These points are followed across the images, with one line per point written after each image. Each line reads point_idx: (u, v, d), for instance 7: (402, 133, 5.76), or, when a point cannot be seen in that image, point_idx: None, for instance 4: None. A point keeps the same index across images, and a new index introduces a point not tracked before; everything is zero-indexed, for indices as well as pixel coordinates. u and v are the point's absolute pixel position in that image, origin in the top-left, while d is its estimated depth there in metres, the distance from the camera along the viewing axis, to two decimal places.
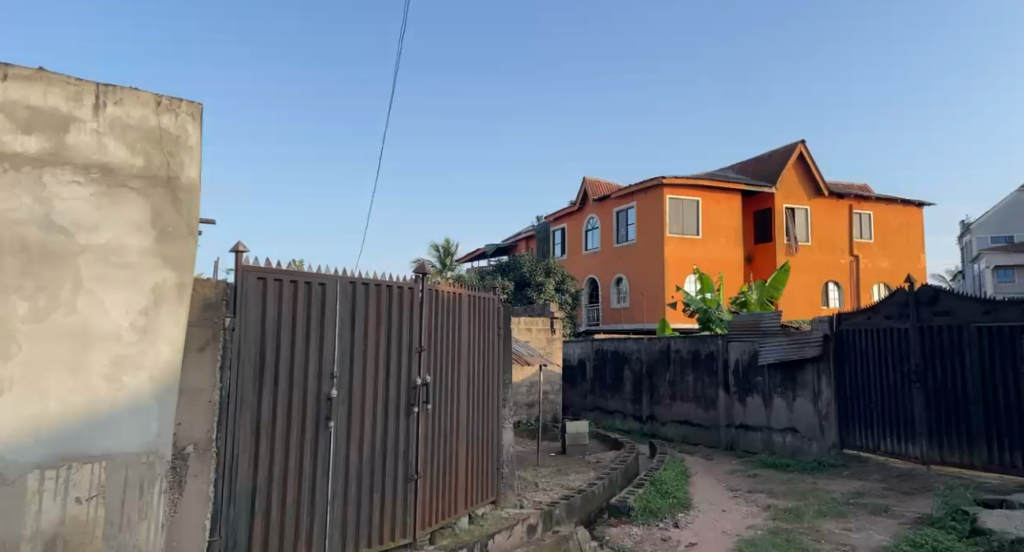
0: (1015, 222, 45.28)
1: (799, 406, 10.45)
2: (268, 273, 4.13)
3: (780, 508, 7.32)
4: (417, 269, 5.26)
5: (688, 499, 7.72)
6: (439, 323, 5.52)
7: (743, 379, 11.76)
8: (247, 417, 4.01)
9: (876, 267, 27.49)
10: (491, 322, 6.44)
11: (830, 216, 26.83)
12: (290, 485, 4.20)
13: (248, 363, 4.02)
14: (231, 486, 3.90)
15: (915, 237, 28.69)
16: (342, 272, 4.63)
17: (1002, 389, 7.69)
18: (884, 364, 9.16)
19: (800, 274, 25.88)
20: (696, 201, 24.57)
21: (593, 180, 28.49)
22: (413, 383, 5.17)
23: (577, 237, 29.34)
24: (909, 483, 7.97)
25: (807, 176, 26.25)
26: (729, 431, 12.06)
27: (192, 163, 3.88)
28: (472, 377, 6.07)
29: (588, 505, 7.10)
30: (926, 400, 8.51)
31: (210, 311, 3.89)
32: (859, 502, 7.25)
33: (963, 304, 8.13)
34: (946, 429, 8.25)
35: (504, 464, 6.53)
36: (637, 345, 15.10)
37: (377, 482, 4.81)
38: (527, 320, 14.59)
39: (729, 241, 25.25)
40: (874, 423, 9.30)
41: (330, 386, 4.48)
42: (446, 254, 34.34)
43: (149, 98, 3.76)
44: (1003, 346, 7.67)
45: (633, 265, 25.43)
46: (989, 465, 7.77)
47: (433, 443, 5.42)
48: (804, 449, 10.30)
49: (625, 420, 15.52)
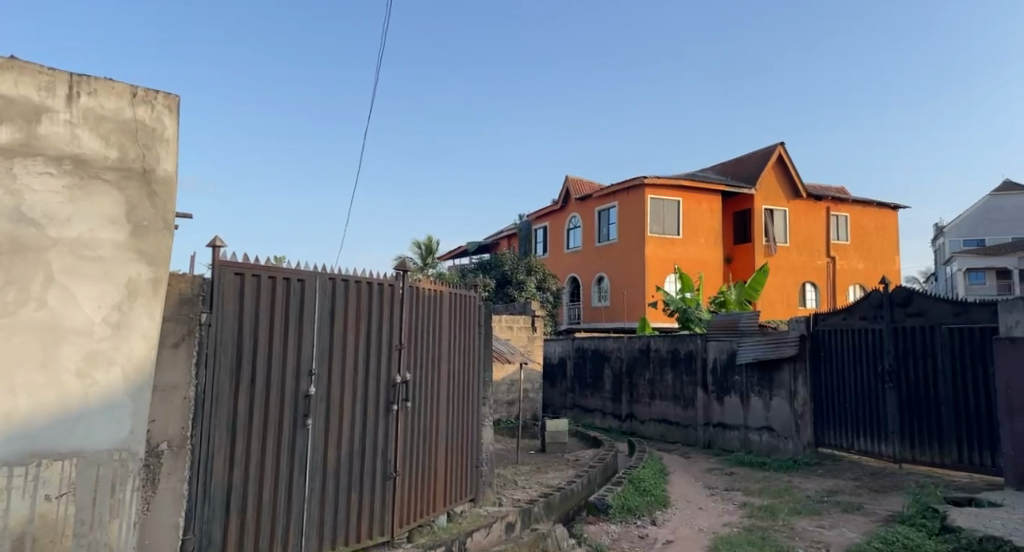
0: (987, 226, 46.23)
1: (775, 406, 10.57)
2: (246, 269, 4.08)
3: (756, 505, 7.41)
4: (398, 266, 5.23)
5: (666, 497, 7.77)
6: (419, 320, 5.50)
7: (721, 378, 11.87)
8: (224, 414, 3.96)
9: (852, 268, 27.91)
10: (472, 320, 6.44)
11: (808, 218, 27.19)
12: (266, 483, 4.17)
13: (225, 361, 3.98)
14: (206, 484, 3.86)
15: (890, 239, 29.19)
16: (322, 268, 4.59)
17: (972, 389, 7.83)
18: (859, 365, 9.31)
19: (778, 275, 26.19)
20: (676, 202, 24.75)
21: (576, 179, 28.56)
22: (392, 381, 5.15)
23: (558, 235, 29.41)
24: (881, 481, 8.10)
25: (786, 178, 26.57)
26: (707, 430, 12.17)
27: (168, 156, 3.83)
28: (452, 376, 6.05)
29: (566, 503, 7.13)
30: (899, 400, 8.66)
31: (186, 306, 3.84)
32: (832, 500, 7.35)
33: (935, 305, 8.28)
34: (918, 429, 8.40)
35: (483, 463, 6.53)
36: (618, 344, 15.19)
37: (355, 479, 4.78)
38: (508, 319, 14.59)
39: (708, 242, 25.47)
40: (848, 423, 9.45)
41: (308, 384, 4.44)
42: (427, 252, 34.25)
43: (124, 89, 3.70)
44: (974, 347, 7.82)
45: (614, 264, 25.56)
46: (959, 464, 7.92)
47: (412, 440, 5.39)
48: (780, 447, 10.43)
49: (604, 418, 15.60)
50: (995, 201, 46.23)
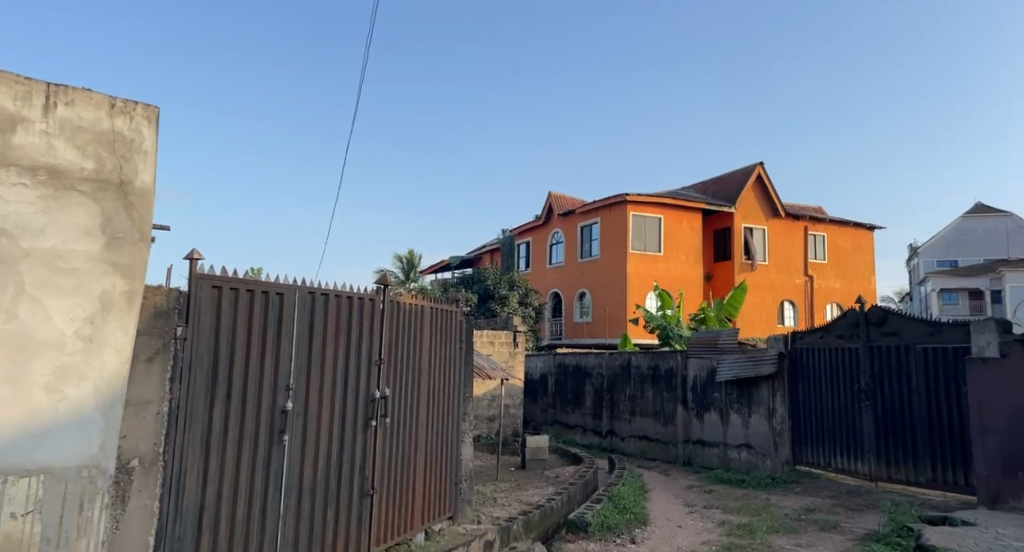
0: (959, 248, 47.17)
1: (754, 423, 10.63)
2: (223, 282, 4.04)
3: (734, 523, 7.42)
4: (379, 280, 5.21)
5: (645, 515, 7.76)
6: (399, 335, 5.46)
7: (700, 395, 11.93)
8: (198, 430, 3.89)
9: (829, 287, 28.31)
10: (453, 335, 6.42)
11: (786, 237, 27.57)
12: (240, 500, 4.09)
13: (200, 376, 3.91)
14: (178, 501, 3.78)
15: (866, 259, 29.70)
16: (301, 281, 4.55)
17: (946, 408, 7.94)
18: (835, 383, 9.41)
19: (757, 293, 26.46)
20: (658, 219, 24.96)
21: (559, 194, 28.69)
22: (371, 397, 5.10)
23: (540, 251, 29.51)
24: (857, 499, 8.17)
25: (765, 197, 26.95)
26: (687, 446, 12.20)
27: (146, 168, 3.79)
28: (432, 391, 6.01)
29: (545, 521, 7.07)
30: (875, 418, 8.75)
31: (160, 319, 3.77)
32: (809, 518, 7.38)
33: (909, 325, 8.41)
34: (893, 448, 8.49)
35: (462, 479, 6.48)
36: (599, 361, 15.22)
37: (331, 497, 4.71)
38: (489, 334, 14.55)
39: (689, 259, 25.69)
40: (825, 441, 9.53)
41: (285, 399, 4.39)
42: (410, 266, 34.14)
43: (102, 100, 3.67)
44: (948, 368, 7.94)
45: (595, 280, 25.67)
46: (933, 482, 8.01)
47: (390, 457, 5.33)
48: (759, 465, 10.46)
49: (585, 434, 15.58)
50: (966, 223, 47.26)
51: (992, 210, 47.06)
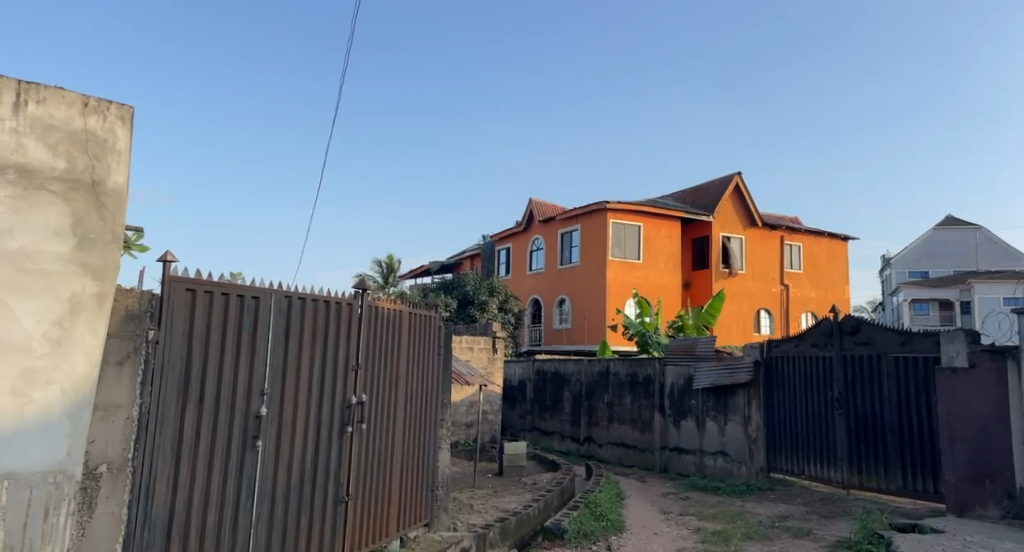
0: (930, 259, 48.15)
1: (729, 430, 10.72)
2: (198, 285, 3.99)
3: (709, 530, 7.47)
4: (357, 285, 5.18)
5: (621, 522, 7.77)
6: (377, 340, 5.43)
7: (677, 403, 12.00)
8: (168, 435, 3.83)
9: (804, 296, 28.70)
10: (431, 340, 6.39)
11: (763, 246, 27.91)
12: (211, 507, 4.02)
13: (172, 380, 3.85)
14: (146, 508, 3.71)
15: (840, 269, 30.18)
16: (278, 285, 4.51)
17: (916, 417, 8.07)
18: (809, 391, 9.54)
19: (734, 301, 26.73)
20: (637, 227, 25.13)
21: (539, 201, 28.77)
22: (348, 402, 5.05)
23: (521, 257, 29.56)
24: (830, 507, 8.26)
25: (742, 206, 27.27)
26: (663, 453, 12.27)
27: (120, 168, 3.73)
28: (409, 397, 5.97)
29: (521, 528, 7.04)
30: (847, 427, 8.88)
31: (132, 322, 3.70)
32: (783, 526, 7.45)
33: (882, 334, 8.55)
34: (865, 456, 8.61)
35: (439, 486, 6.44)
36: (577, 367, 15.25)
37: (305, 503, 4.64)
38: (468, 340, 14.52)
39: (667, 267, 25.89)
40: (799, 448, 9.64)
41: (259, 404, 4.33)
42: (389, 271, 34.02)
43: (75, 98, 3.60)
44: (918, 377, 8.08)
45: (575, 287, 25.74)
46: (903, 490, 8.14)
47: (366, 464, 5.28)
48: (734, 472, 10.55)
49: (563, 441, 15.59)
50: (937, 235, 48.34)
51: (962, 222, 48.21)
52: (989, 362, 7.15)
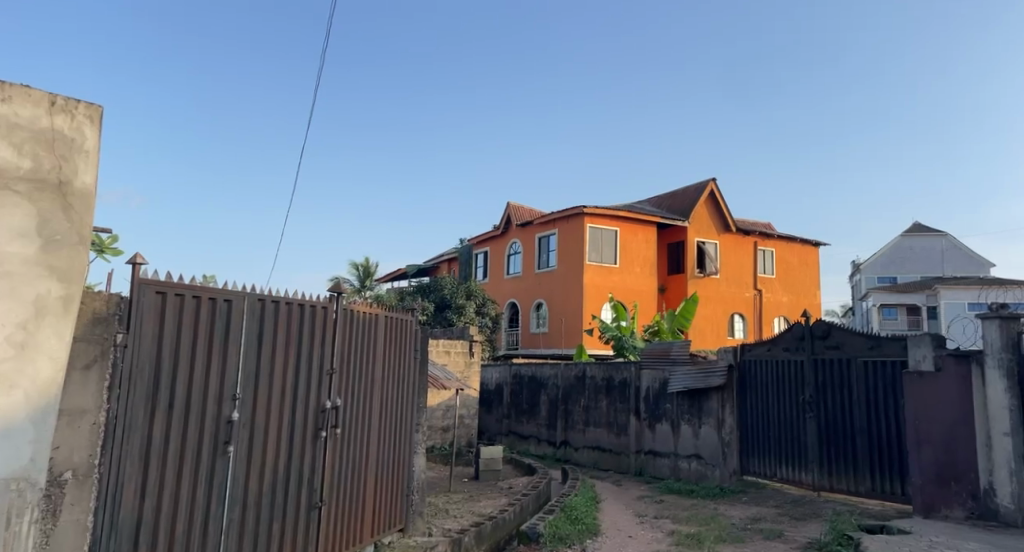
0: (899, 265, 49.10)
1: (704, 433, 10.81)
2: (168, 288, 3.92)
3: (683, 533, 7.53)
4: (333, 288, 5.14)
5: (596, 525, 7.81)
6: (353, 344, 5.39)
7: (653, 406, 12.09)
8: (136, 441, 3.75)
9: (777, 300, 29.14)
10: (408, 344, 6.36)
11: (736, 251, 28.27)
12: (180, 515, 3.94)
13: (141, 385, 3.78)
14: (114, 514, 3.63)
15: (812, 274, 30.69)
16: (251, 288, 4.46)
17: (884, 421, 8.22)
18: (781, 394, 9.67)
19: (708, 306, 27.01)
20: (614, 231, 25.31)
21: (517, 205, 28.82)
22: (322, 407, 5.00)
23: (498, 261, 29.56)
24: (800, 509, 8.38)
25: (717, 212, 27.61)
26: (639, 457, 12.35)
27: (88, 168, 3.65)
28: (385, 401, 5.93)
29: (497, 531, 7.04)
30: (818, 430, 9.02)
31: (100, 325, 3.63)
32: (755, 528, 7.54)
33: (851, 339, 8.71)
34: (835, 459, 8.74)
35: (414, 491, 6.40)
36: (554, 371, 15.29)
37: (277, 509, 4.59)
38: (445, 343, 14.48)
39: (643, 272, 26.10)
40: (771, 451, 9.76)
41: (231, 409, 4.26)
42: (366, 274, 33.74)
43: (41, 97, 3.52)
44: (887, 381, 8.24)
45: (553, 291, 25.81)
46: (872, 492, 8.28)
47: (340, 469, 5.23)
48: (707, 475, 10.65)
49: (539, 445, 15.60)
50: (905, 242, 49.35)
51: (928, 229, 49.40)
52: (955, 367, 7.33)
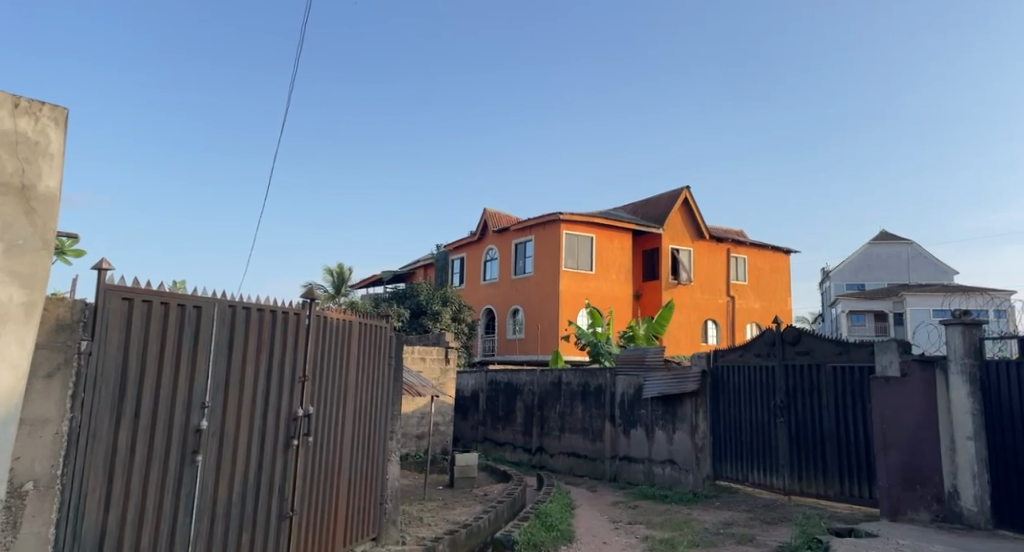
0: (866, 272, 50.13)
1: (678, 438, 10.90)
2: (134, 294, 3.84)
3: (657, 538, 7.58)
4: (305, 294, 5.09)
5: (571, 532, 7.81)
6: (325, 351, 5.33)
7: (628, 412, 12.16)
8: (101, 451, 3.67)
9: (749, 307, 29.53)
10: (382, 351, 6.31)
11: (710, 258, 28.61)
12: (146, 526, 3.86)
13: (106, 393, 3.70)
14: (76, 526, 3.54)
15: (783, 281, 31.17)
16: (222, 295, 4.39)
17: (853, 425, 8.36)
18: (753, 399, 9.80)
19: (682, 312, 27.27)
20: (590, 238, 25.47)
21: (494, 211, 28.82)
22: (294, 415, 4.94)
23: (475, 267, 29.53)
24: (771, 513, 8.49)
25: (690, 219, 27.94)
26: (613, 463, 12.39)
27: (53, 172, 3.57)
28: (358, 408, 5.87)
29: (471, 539, 6.99)
30: (789, 435, 9.14)
31: (63, 333, 3.54)
32: (727, 532, 7.61)
33: (820, 345, 8.86)
34: (806, 463, 8.87)
35: (387, 499, 6.34)
36: (530, 378, 15.30)
37: (247, 520, 4.52)
38: (421, 350, 14.41)
39: (619, 278, 26.27)
40: (743, 456, 9.87)
41: (200, 417, 4.19)
42: (340, 280, 33.43)
43: (4, 98, 3.43)
44: (855, 386, 8.40)
45: (529, 297, 25.85)
46: (841, 495, 8.41)
47: (312, 477, 5.16)
48: (681, 480, 10.73)
49: (515, 451, 15.59)
50: (872, 249, 50.42)
51: (895, 237, 50.54)
52: (919, 372, 7.49)
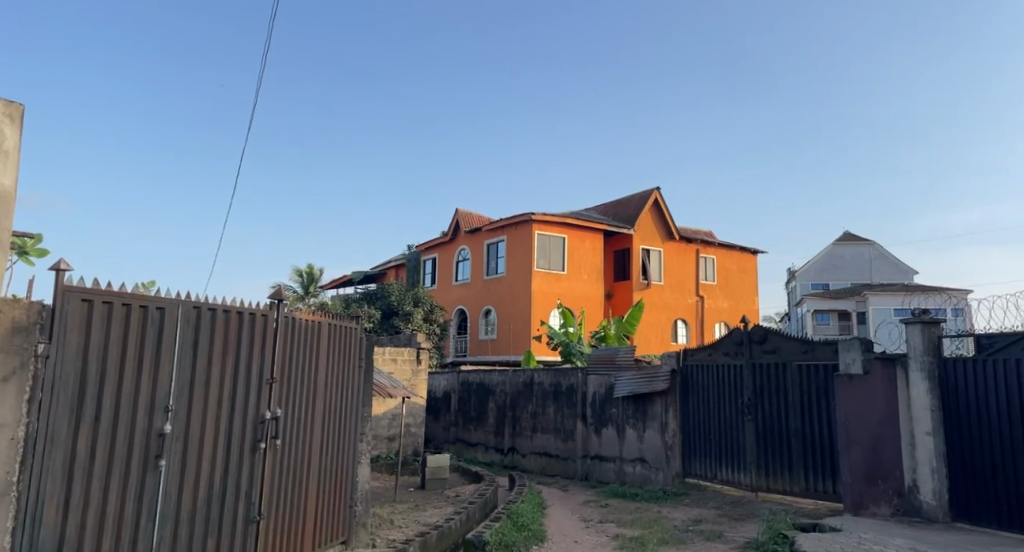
0: (831, 272, 51.23)
1: (648, 437, 11.01)
2: (95, 295, 3.75)
3: (627, 536, 7.64)
4: (273, 295, 5.02)
5: (542, 531, 7.83)
6: (294, 353, 5.25)
7: (599, 411, 12.23)
8: (59, 457, 3.56)
9: (717, 306, 29.94)
10: (353, 352, 6.24)
11: (679, 259, 28.94)
12: (107, 534, 3.76)
13: (64, 397, 3.59)
14: (32, 534, 3.43)
15: (750, 281, 31.68)
16: (186, 295, 4.30)
17: (818, 422, 8.52)
18: (721, 397, 9.94)
19: (653, 312, 27.53)
20: (562, 238, 25.58)
21: (466, 212, 28.76)
22: (261, 417, 4.86)
23: (446, 268, 29.43)
24: (739, 509, 8.62)
25: (660, 220, 28.23)
26: (585, 462, 12.46)
27: (6, 169, 3.46)
28: (328, 411, 5.80)
29: (442, 541, 6.96)
30: (756, 432, 9.28)
31: (20, 335, 3.43)
32: (696, 529, 7.70)
33: (787, 343, 9.02)
34: (772, 460, 9.02)
35: (357, 502, 6.28)
36: (502, 378, 15.30)
37: (213, 526, 4.43)
38: (392, 352, 14.31)
39: (590, 278, 26.42)
40: (712, 454, 10.00)
41: (163, 421, 4.09)
42: (310, 280, 33.02)
43: None
44: (819, 384, 8.57)
45: (501, 297, 25.85)
46: (806, 491, 8.57)
47: (280, 481, 5.08)
48: (651, 478, 10.84)
49: (487, 452, 15.58)
50: (837, 250, 51.55)
51: (858, 238, 51.76)
52: (881, 370, 7.67)
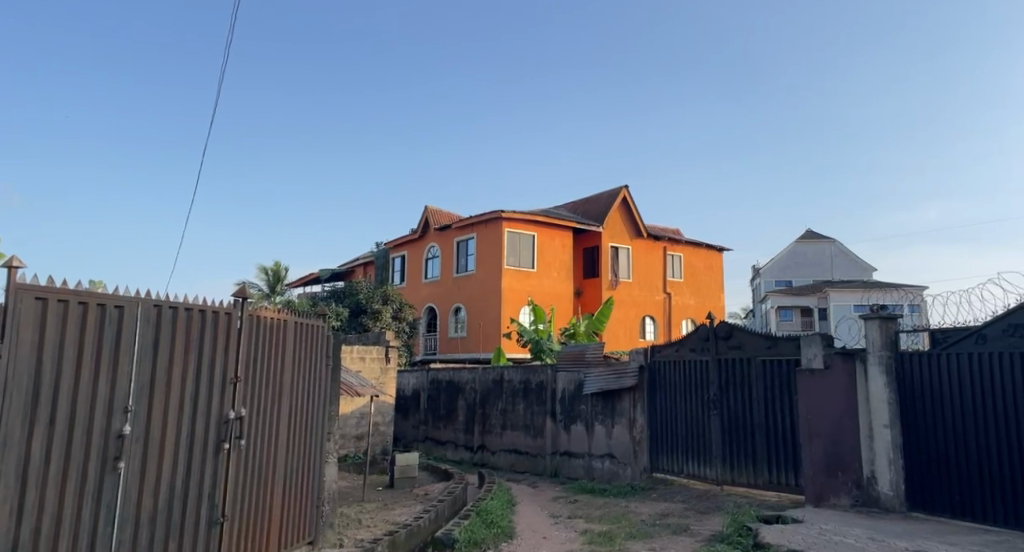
0: (793, 270, 52.27)
1: (616, 433, 11.14)
2: (49, 293, 3.62)
3: (595, 532, 7.70)
4: (236, 293, 4.92)
5: (511, 529, 7.86)
6: (258, 352, 5.17)
7: (568, 408, 12.31)
8: (12, 461, 3.43)
9: (684, 303, 30.33)
10: (319, 350, 6.16)
11: (647, 256, 29.23)
12: (63, 538, 3.65)
13: (17, 399, 3.45)
14: None
15: (715, 278, 32.19)
16: (146, 293, 4.20)
17: (781, 416, 8.71)
18: (688, 393, 10.07)
19: (621, 309, 27.76)
20: (531, 236, 25.63)
21: (435, 209, 28.59)
22: (225, 418, 4.78)
23: (416, 265, 29.25)
24: (704, 503, 8.76)
25: (628, 217, 28.48)
26: (554, 458, 12.52)
27: None
28: (294, 410, 5.73)
29: (411, 539, 6.93)
30: (721, 427, 9.43)
31: None
32: (662, 523, 7.79)
33: (751, 339, 9.18)
34: (737, 454, 9.19)
35: (324, 502, 6.21)
36: (471, 376, 15.27)
37: (174, 527, 4.34)
38: (360, 349, 14.19)
39: (560, 275, 26.53)
40: (678, 449, 10.13)
41: (123, 422, 4.00)
42: (276, 279, 32.41)
43: None
44: (782, 378, 8.76)
45: (470, 295, 25.81)
46: (769, 483, 8.76)
47: (244, 482, 4.99)
48: (619, 474, 10.97)
49: (456, 451, 15.55)
50: (799, 247, 52.60)
51: (818, 236, 52.95)
52: (842, 364, 7.85)
